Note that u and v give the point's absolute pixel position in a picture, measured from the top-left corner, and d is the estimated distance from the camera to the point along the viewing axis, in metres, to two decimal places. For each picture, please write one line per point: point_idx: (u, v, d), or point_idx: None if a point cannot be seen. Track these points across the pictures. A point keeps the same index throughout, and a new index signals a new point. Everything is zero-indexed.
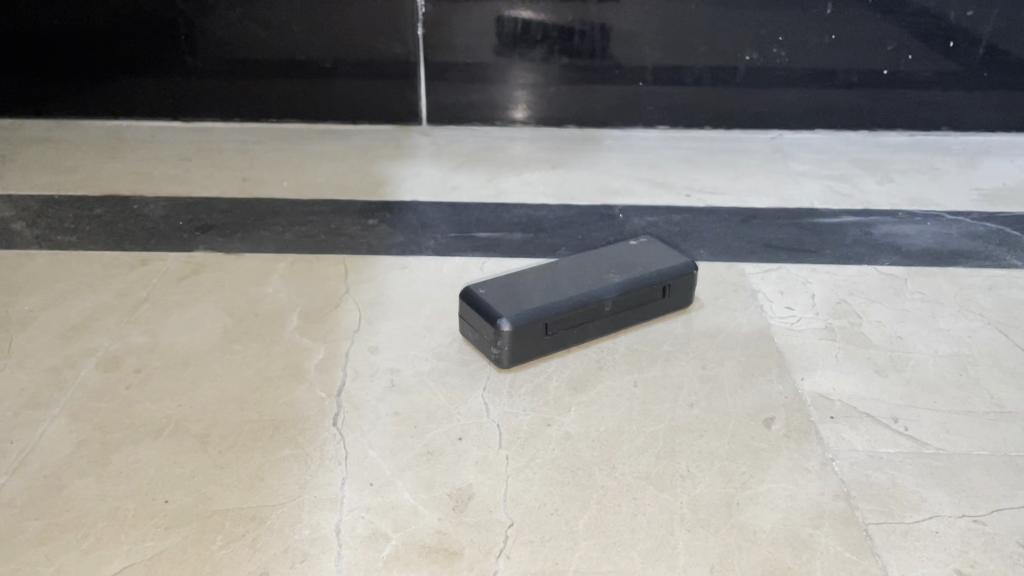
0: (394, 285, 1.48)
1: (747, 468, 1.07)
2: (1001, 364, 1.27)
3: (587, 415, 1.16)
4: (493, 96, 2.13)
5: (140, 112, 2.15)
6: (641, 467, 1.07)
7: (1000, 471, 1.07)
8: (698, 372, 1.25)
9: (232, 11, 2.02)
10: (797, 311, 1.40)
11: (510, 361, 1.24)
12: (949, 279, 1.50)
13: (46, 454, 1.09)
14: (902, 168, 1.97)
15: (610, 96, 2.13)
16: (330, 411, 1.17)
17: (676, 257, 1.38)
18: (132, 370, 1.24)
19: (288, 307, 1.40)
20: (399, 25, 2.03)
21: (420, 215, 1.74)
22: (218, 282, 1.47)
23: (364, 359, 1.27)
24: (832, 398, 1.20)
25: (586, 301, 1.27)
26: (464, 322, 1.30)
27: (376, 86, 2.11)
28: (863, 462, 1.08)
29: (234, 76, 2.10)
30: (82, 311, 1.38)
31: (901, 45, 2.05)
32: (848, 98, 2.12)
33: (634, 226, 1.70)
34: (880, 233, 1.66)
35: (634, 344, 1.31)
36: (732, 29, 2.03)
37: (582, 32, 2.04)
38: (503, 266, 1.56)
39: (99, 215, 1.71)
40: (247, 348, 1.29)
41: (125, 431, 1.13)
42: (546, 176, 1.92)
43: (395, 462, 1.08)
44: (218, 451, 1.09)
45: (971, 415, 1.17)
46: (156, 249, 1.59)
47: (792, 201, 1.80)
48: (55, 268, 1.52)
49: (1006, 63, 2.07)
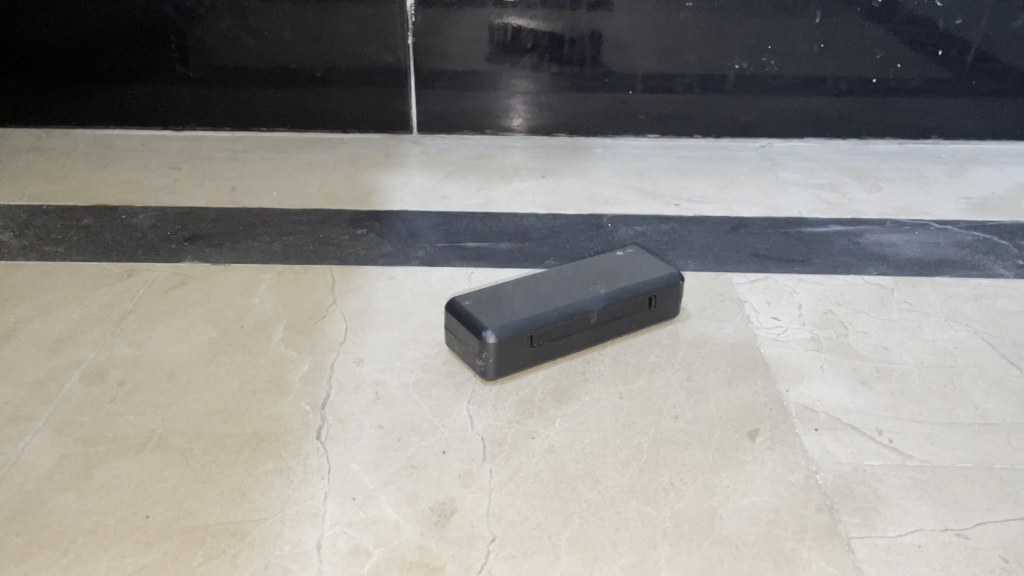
0: (381, 296, 1.47)
1: (731, 482, 1.07)
2: (986, 374, 1.27)
3: (572, 427, 1.16)
4: (483, 104, 2.13)
5: (130, 120, 2.15)
6: (625, 480, 1.07)
7: (984, 484, 1.07)
8: (683, 384, 1.24)
9: (223, 21, 2.02)
10: (784, 322, 1.39)
11: (495, 373, 1.24)
12: (935, 288, 1.50)
13: (28, 468, 1.09)
14: (891, 176, 1.97)
15: (600, 104, 2.13)
16: (314, 424, 1.16)
17: (662, 268, 1.38)
18: (117, 383, 1.24)
19: (275, 318, 1.40)
20: (390, 34, 2.03)
21: (409, 224, 1.74)
22: (204, 293, 1.47)
23: (349, 371, 1.27)
24: (817, 409, 1.20)
25: (571, 312, 1.27)
26: (450, 334, 1.30)
27: (366, 95, 2.11)
28: (847, 475, 1.08)
29: (224, 85, 2.10)
30: (68, 323, 1.38)
31: (890, 53, 2.05)
32: (837, 106, 2.12)
33: (622, 236, 1.70)
34: (868, 242, 1.66)
35: (620, 356, 1.31)
36: (722, 38, 2.03)
37: (572, 40, 2.04)
38: (491, 276, 1.56)
39: (88, 225, 1.70)
40: (233, 360, 1.29)
41: (108, 444, 1.12)
42: (536, 185, 1.92)
43: (378, 476, 1.08)
44: (201, 465, 1.09)
45: (956, 426, 1.17)
46: (144, 259, 1.58)
47: (780, 210, 1.80)
48: (42, 278, 1.51)
49: (995, 71, 2.08)
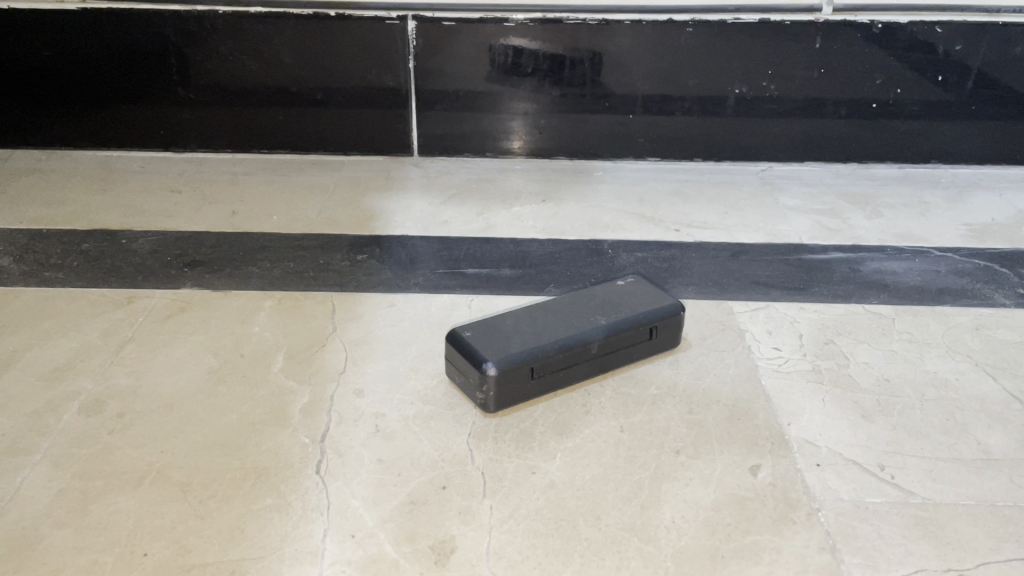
0: (381, 324, 1.47)
1: (732, 520, 1.06)
2: (988, 408, 1.27)
3: (573, 462, 1.15)
4: (484, 126, 2.13)
5: (131, 141, 2.15)
6: (626, 518, 1.06)
7: (986, 523, 1.07)
8: (685, 417, 1.24)
9: (224, 44, 2.01)
10: (784, 352, 1.39)
11: (496, 406, 1.23)
12: (936, 318, 1.50)
13: (25, 503, 1.08)
14: (891, 202, 1.98)
15: (601, 125, 2.13)
16: (313, 458, 1.16)
17: (662, 299, 1.38)
18: (115, 415, 1.23)
19: (275, 347, 1.40)
20: (391, 57, 2.03)
21: (409, 249, 1.74)
22: (203, 321, 1.46)
23: (349, 402, 1.27)
24: (819, 444, 1.19)
25: (572, 344, 1.27)
26: (450, 366, 1.29)
27: (367, 117, 2.12)
28: (849, 512, 1.08)
29: (225, 106, 2.10)
30: (65, 351, 1.38)
31: (890, 77, 2.05)
32: (837, 129, 2.12)
33: (622, 262, 1.70)
34: (868, 270, 1.66)
35: (620, 388, 1.30)
36: (722, 63, 2.04)
37: (573, 64, 2.04)
38: (491, 303, 1.56)
39: (87, 251, 1.70)
40: (232, 391, 1.29)
41: (106, 479, 1.12)
42: (536, 210, 1.92)
43: (377, 513, 1.07)
44: (199, 500, 1.08)
45: (958, 462, 1.16)
46: (144, 285, 1.58)
47: (780, 236, 1.80)
48: (41, 305, 1.51)
49: (994, 95, 2.08)
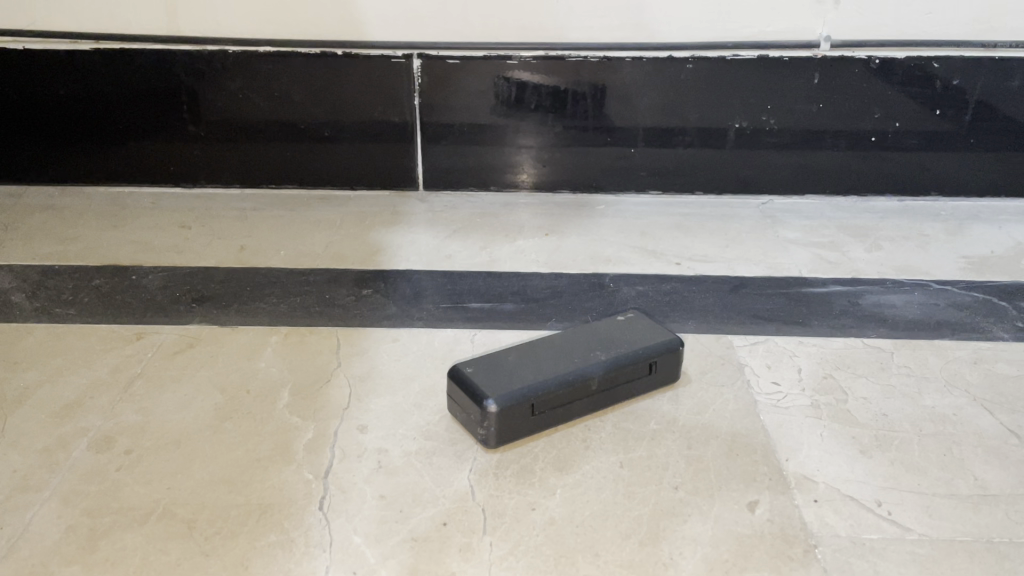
0: (385, 359, 1.50)
1: (730, 556, 1.08)
2: (986, 443, 1.28)
3: (572, 498, 1.17)
4: (488, 160, 2.16)
5: (141, 177, 2.20)
6: (624, 555, 1.08)
7: (983, 559, 1.07)
8: (684, 453, 1.25)
9: (234, 82, 2.06)
10: (783, 387, 1.41)
11: (497, 442, 1.25)
12: (935, 352, 1.51)
13: (35, 540, 1.10)
14: (891, 235, 2.00)
15: (603, 159, 2.16)
16: (317, 494, 1.18)
17: (662, 334, 1.39)
18: (124, 452, 1.26)
19: (281, 383, 1.42)
20: (397, 94, 2.07)
21: (413, 284, 1.77)
22: (211, 358, 1.49)
23: (352, 438, 1.29)
24: (817, 480, 1.20)
25: (572, 379, 1.29)
26: (452, 402, 1.31)
27: (373, 152, 2.15)
28: (846, 549, 1.09)
29: (234, 142, 2.14)
30: (75, 388, 1.40)
31: (889, 111, 2.08)
32: (838, 163, 2.15)
33: (624, 296, 1.72)
34: (867, 303, 1.68)
35: (620, 423, 1.32)
36: (722, 98, 2.07)
37: (575, 99, 2.08)
38: (494, 338, 1.58)
39: (98, 287, 1.74)
40: (239, 427, 1.31)
41: (114, 515, 1.14)
42: (539, 244, 1.95)
43: (379, 549, 1.09)
44: (205, 537, 1.10)
45: (954, 498, 1.17)
46: (153, 321, 1.61)
47: (781, 270, 1.82)
48: (52, 342, 1.54)
49: (994, 129, 2.10)
